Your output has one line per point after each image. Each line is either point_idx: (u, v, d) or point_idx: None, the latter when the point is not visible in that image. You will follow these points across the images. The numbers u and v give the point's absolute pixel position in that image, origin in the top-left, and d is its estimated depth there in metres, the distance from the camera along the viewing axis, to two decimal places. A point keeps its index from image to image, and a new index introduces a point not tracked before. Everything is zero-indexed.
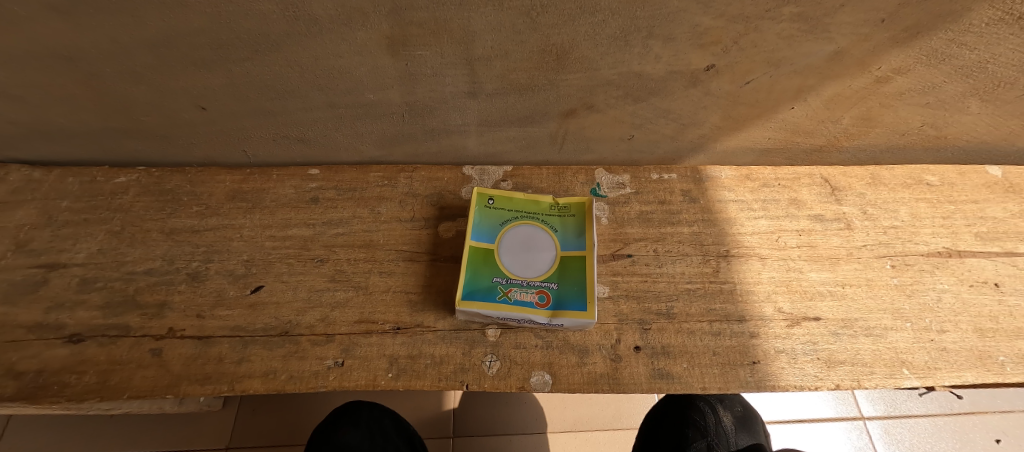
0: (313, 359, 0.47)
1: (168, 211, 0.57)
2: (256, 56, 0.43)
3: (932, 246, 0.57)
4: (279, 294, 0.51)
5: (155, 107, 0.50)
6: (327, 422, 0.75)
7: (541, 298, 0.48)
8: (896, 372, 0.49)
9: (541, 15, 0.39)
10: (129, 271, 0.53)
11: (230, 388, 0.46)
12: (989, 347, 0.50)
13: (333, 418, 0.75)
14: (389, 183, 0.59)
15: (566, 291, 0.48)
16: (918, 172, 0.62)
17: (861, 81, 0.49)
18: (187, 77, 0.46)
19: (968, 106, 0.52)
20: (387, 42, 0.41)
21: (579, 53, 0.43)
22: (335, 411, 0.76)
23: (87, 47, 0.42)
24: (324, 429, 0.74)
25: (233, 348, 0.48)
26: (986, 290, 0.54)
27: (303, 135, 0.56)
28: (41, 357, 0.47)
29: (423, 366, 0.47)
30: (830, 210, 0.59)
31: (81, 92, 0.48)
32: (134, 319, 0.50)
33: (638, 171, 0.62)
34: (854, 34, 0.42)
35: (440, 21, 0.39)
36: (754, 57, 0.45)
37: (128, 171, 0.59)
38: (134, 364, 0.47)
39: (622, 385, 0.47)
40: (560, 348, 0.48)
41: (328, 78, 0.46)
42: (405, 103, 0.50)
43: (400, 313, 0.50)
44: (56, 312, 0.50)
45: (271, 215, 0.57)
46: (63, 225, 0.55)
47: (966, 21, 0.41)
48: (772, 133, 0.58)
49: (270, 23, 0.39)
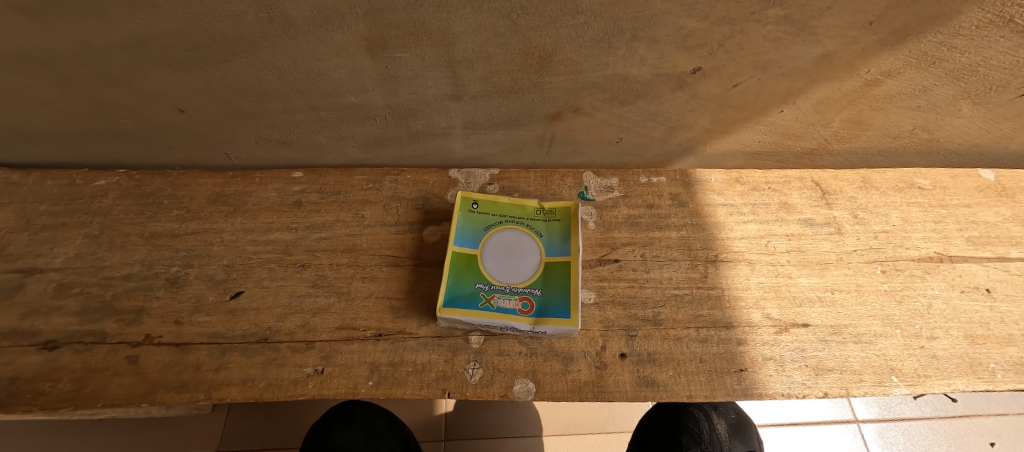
0: (293, 366, 0.46)
1: (148, 214, 0.56)
2: (232, 58, 0.42)
3: (924, 250, 0.56)
4: (260, 300, 0.50)
5: (133, 109, 0.49)
6: (322, 421, 0.74)
7: (524, 305, 0.47)
8: (885, 379, 0.48)
9: (522, 17, 0.38)
10: (107, 276, 0.52)
11: (207, 396, 0.45)
12: (980, 354, 0.50)
13: (327, 417, 0.74)
14: (375, 186, 0.58)
15: (550, 297, 0.47)
16: (910, 175, 0.61)
17: (850, 83, 0.48)
18: (163, 79, 0.45)
19: (960, 109, 0.52)
20: (366, 44, 0.40)
21: (563, 56, 0.43)
22: (331, 410, 0.76)
23: (59, 48, 0.41)
24: (318, 429, 0.73)
25: (211, 355, 0.47)
26: (977, 295, 0.54)
27: (285, 138, 0.55)
28: (15, 364, 0.46)
29: (404, 373, 0.46)
30: (820, 214, 0.58)
31: (55, 94, 0.47)
32: (111, 325, 0.49)
33: (627, 174, 0.61)
34: (842, 37, 0.42)
35: (418, 23, 0.38)
36: (741, 60, 0.44)
37: (108, 174, 0.58)
38: (109, 371, 0.46)
39: (607, 393, 0.46)
40: (545, 355, 0.48)
41: (308, 81, 0.45)
42: (388, 106, 0.49)
43: (382, 319, 0.49)
44: (31, 318, 0.49)
45: (253, 219, 0.56)
46: (40, 229, 0.54)
47: (956, 23, 0.41)
48: (762, 136, 0.57)
49: (244, 24, 0.38)
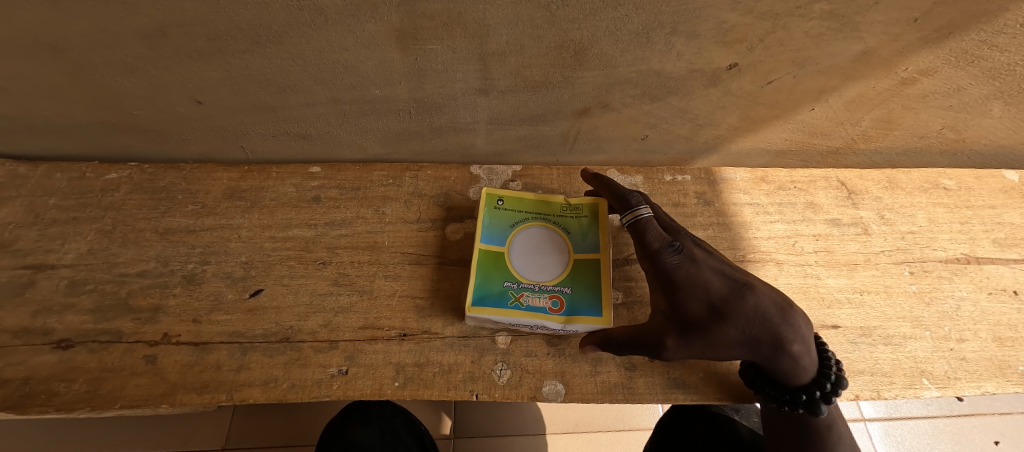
0: (316, 367, 0.45)
1: (162, 209, 0.54)
2: (256, 48, 0.41)
3: (950, 252, 0.56)
4: (280, 298, 0.49)
5: (148, 101, 0.48)
6: (338, 418, 0.73)
7: (554, 303, 0.46)
8: (915, 382, 0.47)
9: (561, 9, 0.36)
10: (121, 273, 0.50)
11: (229, 397, 0.44)
12: (1009, 356, 0.50)
13: (345, 415, 0.73)
14: (395, 182, 0.57)
15: (580, 295, 0.47)
16: (935, 176, 0.61)
17: (886, 82, 0.47)
18: (180, 69, 0.43)
19: (992, 109, 0.51)
20: (396, 36, 0.39)
21: (598, 50, 0.41)
22: (348, 408, 0.74)
23: (74, 36, 0.39)
24: (335, 425, 0.72)
25: (232, 355, 0.46)
26: (1005, 297, 0.53)
27: (304, 131, 0.53)
28: (27, 364, 0.44)
29: (431, 374, 0.45)
30: (847, 214, 0.58)
31: (67, 83, 0.45)
32: (127, 324, 0.47)
33: (651, 172, 0.60)
34: (885, 34, 0.41)
35: (453, 14, 0.36)
36: (779, 56, 0.43)
37: (119, 168, 0.56)
38: (126, 372, 0.44)
39: (637, 395, 0.45)
40: (573, 356, 0.47)
41: (333, 73, 0.44)
42: (413, 99, 0.48)
43: (406, 318, 0.48)
44: (43, 316, 0.47)
45: (271, 215, 0.54)
46: (50, 224, 0.53)
47: (1001, 21, 0.40)
48: (789, 134, 0.56)
49: (271, 13, 0.37)
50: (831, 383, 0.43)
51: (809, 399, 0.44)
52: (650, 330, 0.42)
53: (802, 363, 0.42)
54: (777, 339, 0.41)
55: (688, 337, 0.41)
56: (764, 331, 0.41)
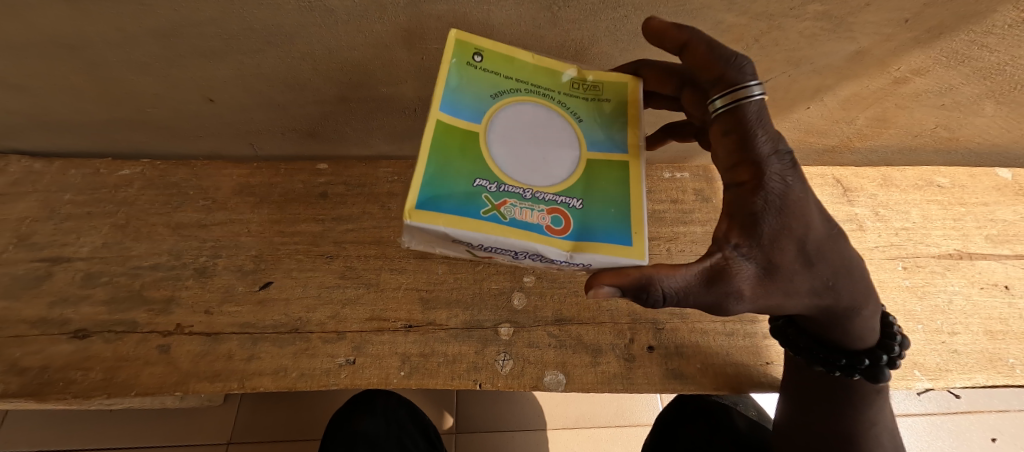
0: (324, 357, 0.46)
1: (174, 205, 0.56)
2: (267, 47, 0.42)
3: (943, 248, 0.57)
4: (289, 291, 0.50)
5: (161, 98, 0.49)
6: (344, 408, 0.74)
7: (555, 221, 0.27)
8: (908, 374, 0.49)
9: (563, 9, 0.38)
10: (134, 266, 0.52)
11: (240, 385, 0.45)
12: (1000, 349, 0.51)
13: (351, 405, 0.74)
14: (400, 178, 0.58)
15: (598, 213, 0.29)
16: (929, 173, 0.62)
17: (879, 81, 0.48)
18: (194, 67, 0.45)
19: (983, 108, 0.52)
20: (404, 35, 0.40)
21: (598, 49, 0.43)
22: (354, 398, 0.75)
23: (93, 34, 0.41)
24: (342, 414, 0.73)
25: (242, 345, 0.47)
26: (997, 292, 0.54)
27: (312, 128, 0.55)
28: (45, 353, 0.46)
29: (435, 364, 0.46)
30: (842, 211, 0.59)
31: (84, 81, 0.46)
32: (140, 314, 0.49)
33: (650, 169, 0.61)
34: (877, 34, 0.42)
35: (459, 14, 0.38)
36: (775, 56, 0.44)
37: (132, 165, 0.58)
38: (141, 361, 0.46)
39: (636, 384, 0.47)
40: (574, 347, 0.48)
41: (341, 71, 0.45)
42: (419, 98, 0.49)
43: (411, 310, 0.50)
44: (60, 307, 0.49)
45: (279, 210, 0.56)
46: (65, 218, 0.54)
47: (989, 22, 0.41)
48: (786, 133, 0.58)
49: (283, 14, 0.38)
50: (897, 347, 0.40)
51: (869, 365, 0.40)
52: (736, 274, 0.29)
53: (863, 325, 0.38)
54: (850, 297, 0.35)
55: (769, 285, 0.30)
56: (844, 284, 0.34)
